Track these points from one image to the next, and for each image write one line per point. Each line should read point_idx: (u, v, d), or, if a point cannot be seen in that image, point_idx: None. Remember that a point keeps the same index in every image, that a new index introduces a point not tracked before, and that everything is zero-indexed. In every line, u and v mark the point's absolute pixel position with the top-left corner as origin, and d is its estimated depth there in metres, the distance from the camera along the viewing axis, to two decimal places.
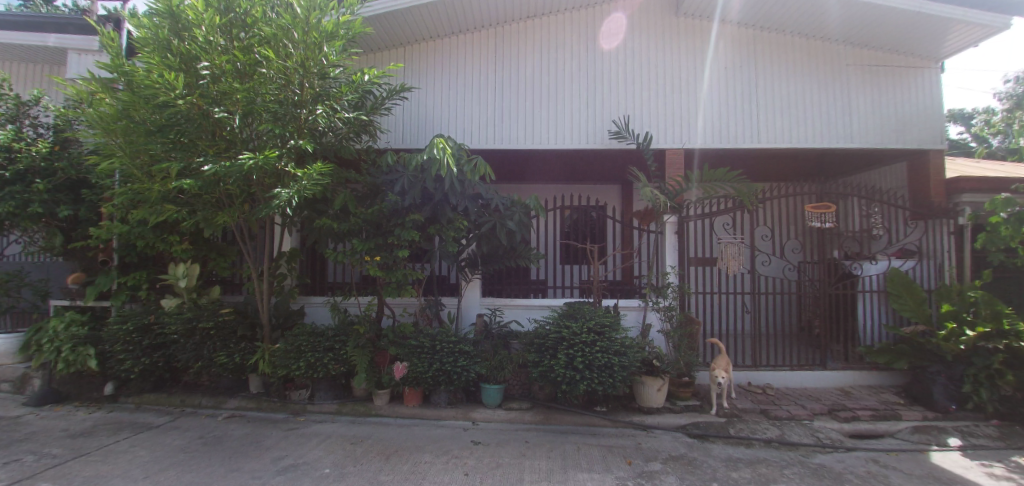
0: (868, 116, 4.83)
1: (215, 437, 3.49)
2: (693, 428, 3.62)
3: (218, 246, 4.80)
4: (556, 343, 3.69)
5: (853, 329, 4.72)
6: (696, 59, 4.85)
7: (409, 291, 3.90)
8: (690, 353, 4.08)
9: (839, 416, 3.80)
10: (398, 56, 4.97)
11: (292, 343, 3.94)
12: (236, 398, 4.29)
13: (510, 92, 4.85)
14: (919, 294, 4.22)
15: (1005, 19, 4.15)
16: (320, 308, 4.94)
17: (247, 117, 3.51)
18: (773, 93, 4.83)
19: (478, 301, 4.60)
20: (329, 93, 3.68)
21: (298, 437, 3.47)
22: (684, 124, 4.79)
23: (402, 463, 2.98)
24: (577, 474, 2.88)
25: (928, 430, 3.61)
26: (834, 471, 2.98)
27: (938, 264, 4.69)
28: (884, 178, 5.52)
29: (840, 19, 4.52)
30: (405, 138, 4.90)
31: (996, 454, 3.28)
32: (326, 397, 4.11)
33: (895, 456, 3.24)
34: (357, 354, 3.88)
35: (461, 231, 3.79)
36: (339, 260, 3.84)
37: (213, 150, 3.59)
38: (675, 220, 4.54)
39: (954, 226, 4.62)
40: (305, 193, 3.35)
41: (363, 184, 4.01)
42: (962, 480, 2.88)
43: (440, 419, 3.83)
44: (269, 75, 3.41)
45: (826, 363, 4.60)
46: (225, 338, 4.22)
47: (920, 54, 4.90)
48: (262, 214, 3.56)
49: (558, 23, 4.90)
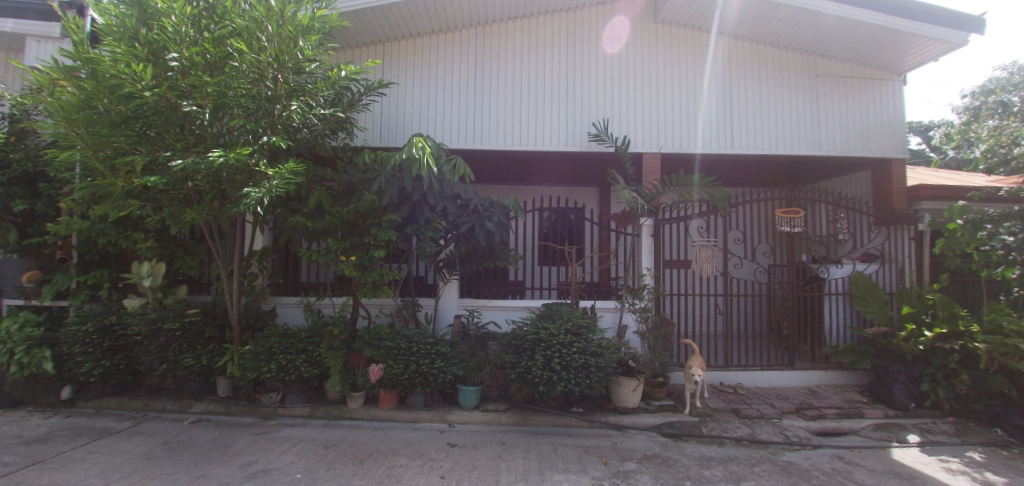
0: (836, 125, 5.01)
1: (181, 442, 3.35)
2: (667, 427, 3.68)
3: (186, 244, 4.61)
4: (534, 344, 3.69)
5: (820, 330, 4.87)
6: (674, 65, 4.94)
7: (386, 292, 3.84)
8: (664, 354, 4.15)
9: (806, 414, 3.93)
10: (377, 52, 4.89)
11: (262, 344, 3.82)
12: (202, 401, 4.13)
13: (490, 93, 4.83)
14: (882, 297, 4.40)
15: (964, 35, 4.37)
16: (293, 308, 4.81)
17: (217, 111, 3.41)
18: (746, 100, 4.96)
19: (456, 302, 4.55)
20: (304, 88, 3.57)
21: (269, 441, 3.37)
22: (661, 130, 4.87)
23: (376, 467, 2.92)
24: (555, 475, 2.88)
25: (890, 427, 3.77)
26: (801, 467, 3.07)
27: (899, 268, 4.88)
28: (850, 185, 5.72)
29: (812, 30, 4.66)
30: (382, 136, 4.82)
31: (952, 450, 3.44)
32: (297, 401, 4.00)
33: (859, 453, 3.36)
34: (331, 356, 3.80)
35: (440, 231, 3.74)
36: (313, 260, 3.76)
37: (181, 145, 3.46)
38: (652, 223, 4.58)
39: (914, 232, 4.82)
40: (278, 191, 3.26)
41: (339, 182, 3.94)
42: (921, 475, 3.01)
43: (416, 422, 3.78)
44: (240, 69, 3.32)
45: (795, 363, 4.73)
46: (192, 340, 4.05)
47: (885, 67, 5.12)
48: (232, 212, 3.46)
49: (538, 25, 4.90)
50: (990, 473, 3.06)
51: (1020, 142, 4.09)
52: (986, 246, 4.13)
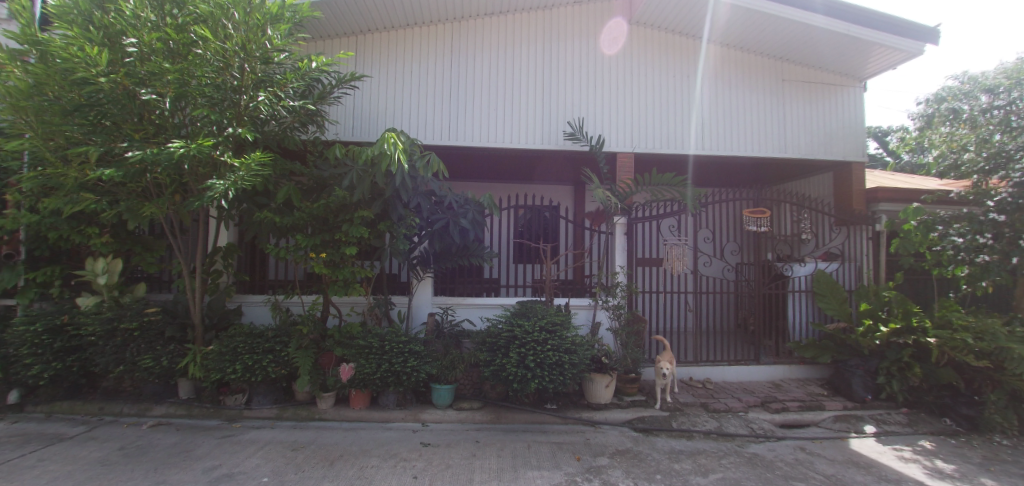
0: (801, 128, 5.19)
1: (139, 447, 3.20)
2: (638, 422, 3.75)
3: (144, 240, 4.39)
4: (508, 342, 3.68)
5: (784, 326, 5.04)
6: (649, 66, 5.00)
7: (357, 290, 3.75)
8: (636, 350, 4.23)
9: (771, 407, 4.07)
10: (349, 44, 4.77)
11: (227, 344, 3.68)
12: (162, 404, 3.94)
13: (465, 89, 4.78)
14: (841, 293, 4.61)
15: (920, 45, 4.60)
16: (260, 307, 4.65)
17: (179, 101, 3.26)
18: (716, 102, 5.08)
19: (430, 299, 4.50)
20: (272, 79, 3.47)
21: (233, 444, 3.25)
22: (635, 129, 4.93)
23: (347, 468, 2.86)
24: (528, 472, 2.89)
25: (848, 418, 3.94)
26: (766, 459, 3.17)
27: (858, 266, 5.10)
28: (813, 186, 5.94)
29: (780, 36, 4.80)
30: (355, 130, 4.71)
31: (905, 439, 3.63)
32: (264, 402, 3.87)
33: (820, 443, 3.50)
34: (300, 356, 3.70)
35: (413, 229, 3.67)
36: (281, 257, 3.65)
37: (140, 135, 3.29)
38: (625, 221, 4.64)
39: (872, 232, 5.05)
40: (243, 185, 3.13)
41: (309, 177, 3.84)
42: (876, 464, 3.16)
43: (387, 422, 3.71)
44: (204, 57, 3.16)
45: (760, 358, 4.90)
46: (151, 340, 3.87)
47: (847, 74, 5.33)
48: (194, 207, 3.31)
49: (515, 22, 4.88)
50: (939, 460, 3.25)
51: (968, 148, 4.32)
52: (938, 246, 4.36)
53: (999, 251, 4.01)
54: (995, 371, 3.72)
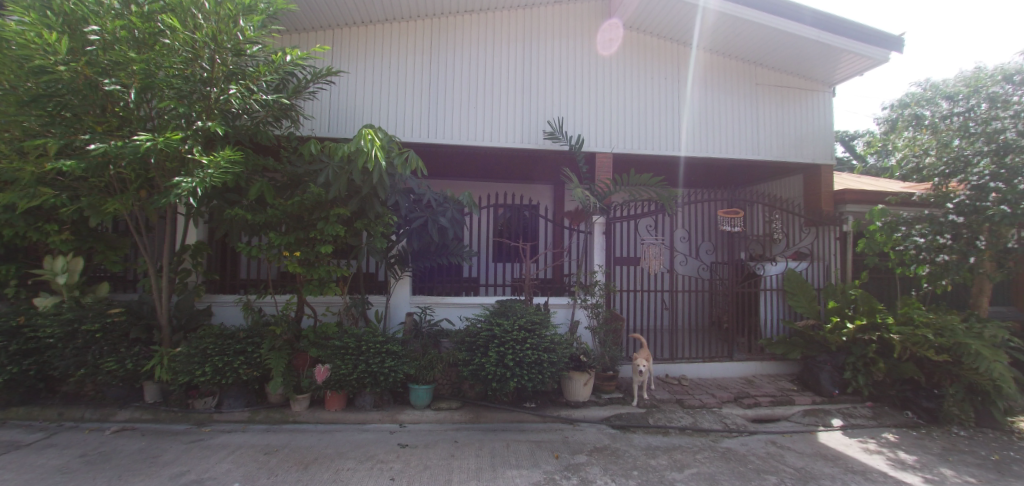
0: (773, 131, 5.33)
1: (102, 454, 3.06)
2: (616, 419, 3.79)
3: (108, 237, 4.21)
4: (487, 341, 3.67)
5: (756, 323, 5.19)
6: (628, 67, 5.06)
7: (333, 290, 3.69)
8: (614, 348, 4.28)
9: (743, 403, 4.18)
10: (325, 38, 4.66)
11: (195, 346, 3.56)
12: (127, 409, 3.78)
13: (444, 86, 4.73)
14: (810, 292, 4.77)
15: (885, 52, 4.79)
16: (231, 307, 4.52)
17: (145, 92, 3.13)
18: (693, 104, 5.18)
19: (408, 299, 4.46)
20: (244, 71, 3.36)
21: (202, 449, 3.15)
22: (614, 130, 4.98)
23: (322, 471, 2.81)
24: (506, 471, 2.89)
25: (817, 412, 4.08)
26: (739, 453, 3.26)
27: (826, 265, 5.29)
28: (784, 188, 6.13)
29: (755, 41, 4.92)
30: (331, 126, 4.62)
31: (869, 432, 3.78)
32: (235, 405, 3.75)
33: (789, 437, 3.61)
34: (273, 357, 3.61)
35: (391, 227, 3.61)
36: (252, 255, 3.53)
37: (102, 128, 3.15)
38: (603, 221, 4.68)
39: (839, 232, 5.24)
40: (213, 182, 3.02)
41: (283, 174, 3.76)
42: (843, 456, 3.28)
43: (364, 423, 3.65)
44: (172, 47, 3.06)
45: (733, 355, 5.02)
46: (115, 342, 3.71)
47: (817, 80, 5.51)
48: (161, 204, 3.19)
49: (494, 20, 4.86)
50: (901, 451, 3.39)
51: (930, 153, 4.52)
52: (901, 246, 4.54)
53: (958, 250, 4.15)
54: (953, 366, 3.90)
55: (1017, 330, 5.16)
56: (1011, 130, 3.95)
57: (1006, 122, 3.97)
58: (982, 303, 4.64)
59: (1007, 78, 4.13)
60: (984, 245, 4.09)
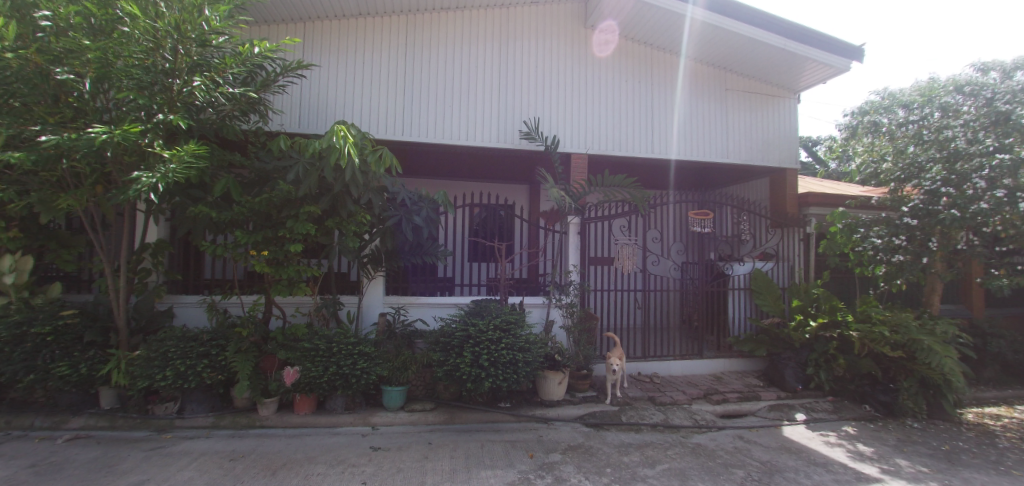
0: (742, 136, 5.50)
1: (53, 464, 2.89)
2: (589, 417, 3.82)
3: (60, 234, 3.98)
4: (461, 342, 3.65)
5: (724, 321, 5.35)
6: (602, 70, 5.12)
7: (303, 290, 3.60)
8: (588, 347, 4.33)
9: (712, 399, 4.30)
10: (295, 30, 4.54)
11: (155, 349, 3.41)
12: (81, 416, 3.57)
13: (419, 83, 4.68)
14: (775, 291, 4.95)
15: (847, 62, 5.01)
16: (194, 308, 4.35)
17: (102, 82, 2.97)
18: (666, 108, 5.29)
19: (381, 299, 4.40)
20: (209, 63, 3.22)
21: (163, 457, 3.01)
22: (589, 131, 5.03)
23: (290, 477, 2.73)
24: (481, 472, 2.88)
25: (782, 407, 4.23)
26: (708, 448, 3.34)
27: (790, 265, 5.50)
28: (750, 190, 6.35)
29: (726, 48, 5.07)
30: (302, 121, 4.50)
31: (830, 425, 3.94)
32: (199, 410, 3.61)
33: (756, 432, 3.73)
34: (239, 360, 3.49)
35: (364, 226, 3.55)
36: (217, 254, 3.40)
37: (54, 119, 2.95)
38: (578, 221, 4.73)
39: (802, 234, 5.46)
40: (176, 178, 2.88)
41: (250, 170, 3.64)
42: (806, 449, 3.41)
43: (336, 426, 3.57)
44: (131, 36, 2.91)
45: (703, 352, 5.16)
46: (67, 346, 3.51)
47: (783, 87, 5.72)
48: (117, 200, 3.04)
49: (470, 19, 4.84)
50: (860, 444, 3.55)
51: (886, 158, 4.78)
52: (860, 246, 4.76)
53: (912, 251, 4.37)
54: (907, 361, 4.12)
55: (965, 326, 5.50)
56: (961, 138, 4.19)
57: (956, 131, 4.20)
58: (934, 301, 4.92)
59: (958, 89, 4.34)
60: (935, 246, 4.30)
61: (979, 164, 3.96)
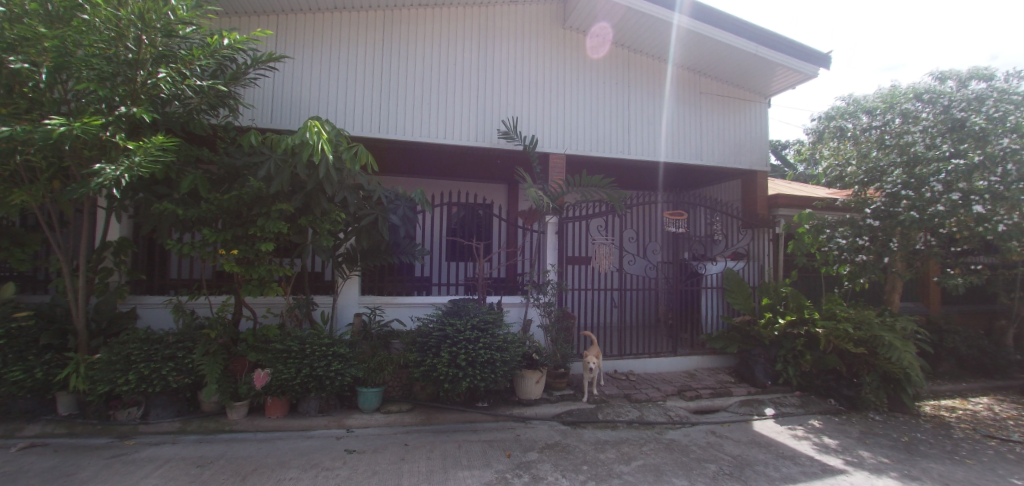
0: (715, 139, 5.64)
1: (3, 474, 2.73)
2: (567, 415, 3.85)
3: (13, 232, 3.76)
4: (439, 342, 3.62)
5: (697, 319, 5.48)
6: (580, 71, 5.16)
7: (275, 290, 3.51)
8: (565, 346, 4.36)
9: (686, 395, 4.40)
10: (267, 23, 4.44)
11: (118, 352, 3.27)
12: (36, 423, 3.37)
13: (396, 80, 4.62)
14: (746, 290, 5.10)
15: (814, 69, 5.21)
16: (159, 309, 4.19)
17: (59, 73, 2.85)
18: (642, 110, 5.38)
19: (356, 299, 4.33)
20: (176, 55, 3.10)
21: (125, 464, 2.89)
22: (566, 131, 5.07)
23: (261, 482, 2.66)
24: (458, 472, 2.86)
25: (752, 402, 4.35)
26: (681, 444, 3.42)
27: (760, 265, 5.68)
28: (723, 192, 6.52)
29: (701, 52, 5.21)
30: (274, 116, 4.39)
31: (798, 419, 4.08)
32: (164, 415, 3.47)
33: (728, 427, 3.83)
34: (207, 362, 3.37)
35: (338, 224, 3.50)
36: (184, 254, 3.28)
37: (6, 110, 2.80)
38: (556, 221, 4.76)
39: (772, 234, 5.64)
40: (140, 173, 2.76)
41: (219, 166, 3.52)
42: (775, 443, 3.52)
43: (309, 429, 3.49)
44: (93, 24, 2.80)
45: (677, 350, 5.28)
46: (21, 349, 3.32)
47: (754, 91, 5.90)
48: (76, 196, 2.90)
49: (449, 16, 4.81)
50: (826, 437, 3.68)
51: (850, 162, 4.98)
52: (825, 247, 4.95)
53: (874, 251, 4.61)
54: (869, 356, 4.30)
55: (923, 323, 5.78)
56: (920, 143, 4.39)
57: (916, 136, 4.41)
58: (894, 299, 5.18)
59: (917, 96, 4.57)
60: (896, 246, 4.48)
61: (936, 168, 4.13)
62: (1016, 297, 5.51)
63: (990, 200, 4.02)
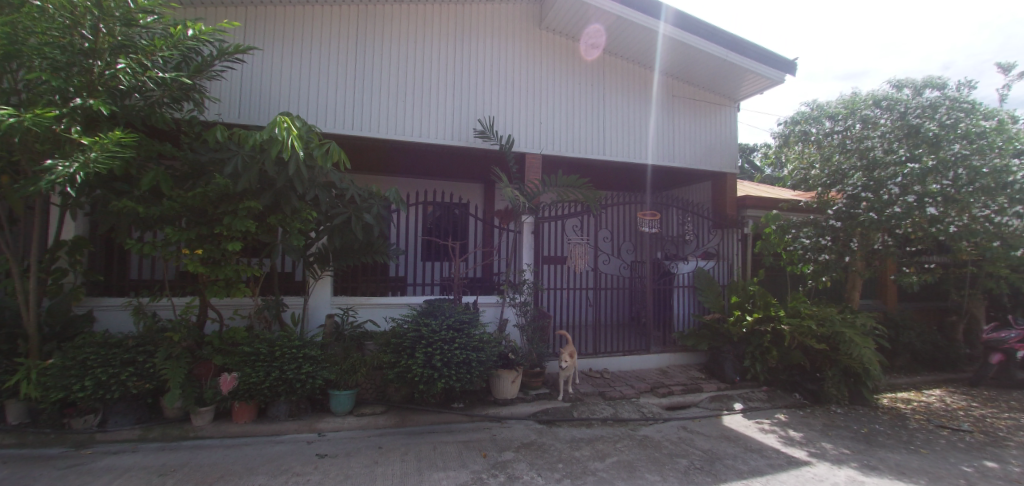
0: (687, 141, 5.78)
1: None
2: (542, 414, 3.88)
3: None
4: (413, 342, 3.58)
5: (669, 317, 5.61)
6: (556, 72, 5.20)
7: (242, 291, 3.41)
8: (541, 345, 4.40)
9: (659, 392, 4.49)
10: (235, 15, 4.31)
11: (74, 356, 3.13)
12: None
13: (371, 76, 4.56)
14: (715, 288, 5.26)
15: (781, 75, 5.42)
16: (118, 311, 4.00)
17: (11, 62, 2.75)
18: (617, 111, 5.46)
19: (328, 300, 4.26)
20: (137, 44, 2.96)
21: (81, 474, 2.75)
22: (543, 131, 5.10)
23: None
24: (433, 474, 2.85)
25: (722, 398, 4.48)
26: (654, 440, 3.49)
27: (729, 264, 5.86)
28: (694, 193, 6.70)
29: (674, 57, 5.33)
30: (243, 111, 4.27)
31: (766, 413, 4.23)
32: (123, 422, 3.32)
33: (699, 422, 3.94)
34: (169, 366, 3.25)
35: (309, 223, 3.43)
36: (144, 253, 3.14)
37: None
38: (532, 221, 4.80)
39: (740, 234, 5.83)
40: (97, 170, 2.64)
41: (183, 162, 3.40)
42: (744, 437, 3.64)
43: (279, 434, 3.40)
44: (45, 11, 2.71)
45: (650, 348, 5.38)
46: None
47: (724, 96, 6.07)
48: (27, 192, 2.75)
49: (425, 14, 4.77)
50: (791, 430, 3.83)
51: (814, 165, 5.24)
52: (790, 247, 5.17)
53: (835, 251, 4.84)
54: (832, 352, 4.49)
55: (881, 319, 6.08)
56: (879, 148, 4.59)
57: (874, 141, 4.63)
58: (855, 296, 5.43)
59: (877, 103, 4.78)
60: (856, 246, 4.74)
61: (892, 173, 4.35)
62: (965, 294, 5.86)
63: (942, 202, 4.21)
